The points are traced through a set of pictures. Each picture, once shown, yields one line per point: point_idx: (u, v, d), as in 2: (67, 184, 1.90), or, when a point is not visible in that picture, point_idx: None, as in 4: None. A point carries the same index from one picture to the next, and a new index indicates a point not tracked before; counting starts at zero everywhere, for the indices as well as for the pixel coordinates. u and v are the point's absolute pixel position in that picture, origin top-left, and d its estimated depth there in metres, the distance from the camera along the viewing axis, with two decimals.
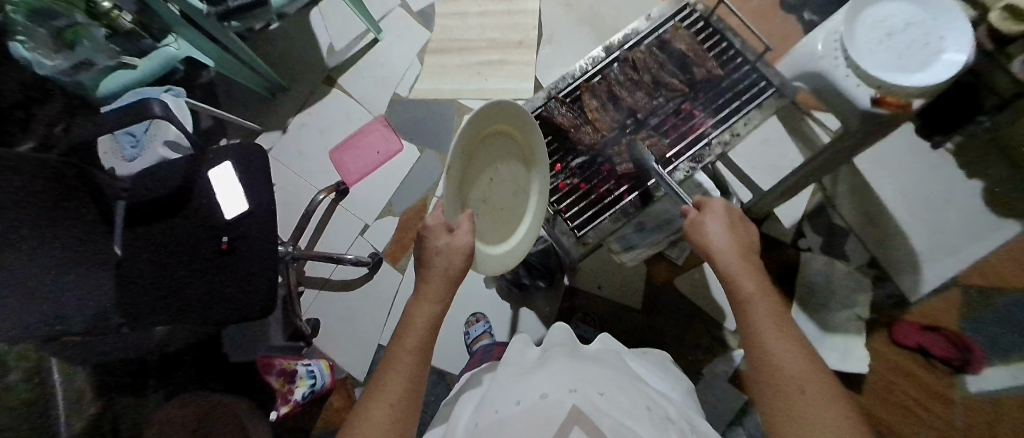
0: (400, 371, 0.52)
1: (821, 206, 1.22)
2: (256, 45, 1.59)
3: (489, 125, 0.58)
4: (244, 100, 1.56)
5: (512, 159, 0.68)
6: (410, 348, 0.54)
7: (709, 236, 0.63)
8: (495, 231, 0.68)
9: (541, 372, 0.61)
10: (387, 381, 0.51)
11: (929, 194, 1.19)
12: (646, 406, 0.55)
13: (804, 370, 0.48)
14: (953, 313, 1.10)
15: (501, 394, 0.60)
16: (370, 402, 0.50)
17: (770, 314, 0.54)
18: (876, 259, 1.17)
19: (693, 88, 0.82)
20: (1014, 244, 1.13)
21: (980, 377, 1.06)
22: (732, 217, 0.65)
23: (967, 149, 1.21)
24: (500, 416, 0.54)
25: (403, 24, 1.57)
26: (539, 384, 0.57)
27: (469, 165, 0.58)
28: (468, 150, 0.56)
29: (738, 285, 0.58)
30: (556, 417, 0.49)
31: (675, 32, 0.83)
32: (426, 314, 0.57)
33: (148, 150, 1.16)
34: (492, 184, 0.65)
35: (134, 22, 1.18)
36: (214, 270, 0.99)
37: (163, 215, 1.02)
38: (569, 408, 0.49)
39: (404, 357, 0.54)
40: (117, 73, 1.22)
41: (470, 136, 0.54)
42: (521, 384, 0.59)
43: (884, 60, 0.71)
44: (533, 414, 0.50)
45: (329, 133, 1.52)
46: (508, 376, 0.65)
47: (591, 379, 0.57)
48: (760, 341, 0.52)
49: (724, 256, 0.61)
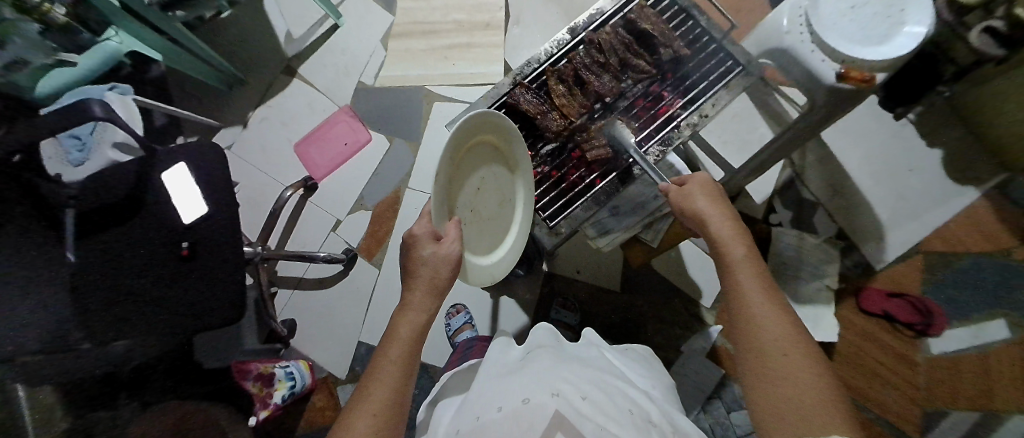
0: (384, 380, 0.50)
1: (790, 181, 1.24)
2: (207, 35, 1.50)
3: (474, 135, 0.59)
4: (199, 95, 1.48)
5: (499, 169, 0.67)
6: (395, 356, 0.53)
7: (695, 206, 0.63)
8: (481, 241, 0.66)
9: (521, 374, 0.61)
10: (371, 390, 0.49)
11: (893, 163, 1.22)
12: (628, 407, 0.56)
13: (782, 335, 0.49)
14: (916, 278, 1.15)
15: (481, 399, 0.59)
16: (354, 412, 0.48)
17: (754, 279, 0.55)
18: (843, 230, 1.21)
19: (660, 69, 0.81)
20: (972, 209, 1.17)
21: (941, 339, 1.10)
22: (716, 190, 0.66)
23: (928, 117, 1.23)
24: (479, 423, 0.53)
25: (365, 7, 1.50)
26: (518, 388, 0.56)
27: (458, 173, 0.59)
28: (455, 158, 0.56)
29: (725, 252, 0.59)
30: (539, 419, 0.50)
31: (640, 10, 0.81)
32: (412, 322, 0.56)
33: (96, 154, 1.08)
34: (479, 195, 0.64)
35: (68, 15, 1.09)
36: (180, 279, 0.95)
37: (116, 221, 0.96)
38: (552, 413, 0.50)
39: (387, 367, 0.52)
40: (53, 73, 1.12)
41: (458, 145, 0.55)
42: (502, 387, 0.59)
43: (847, 34, 0.71)
44: (515, 418, 0.50)
45: (293, 126, 1.46)
46: (489, 379, 0.64)
47: (573, 380, 0.57)
48: (743, 307, 0.53)
49: (711, 223, 0.61)
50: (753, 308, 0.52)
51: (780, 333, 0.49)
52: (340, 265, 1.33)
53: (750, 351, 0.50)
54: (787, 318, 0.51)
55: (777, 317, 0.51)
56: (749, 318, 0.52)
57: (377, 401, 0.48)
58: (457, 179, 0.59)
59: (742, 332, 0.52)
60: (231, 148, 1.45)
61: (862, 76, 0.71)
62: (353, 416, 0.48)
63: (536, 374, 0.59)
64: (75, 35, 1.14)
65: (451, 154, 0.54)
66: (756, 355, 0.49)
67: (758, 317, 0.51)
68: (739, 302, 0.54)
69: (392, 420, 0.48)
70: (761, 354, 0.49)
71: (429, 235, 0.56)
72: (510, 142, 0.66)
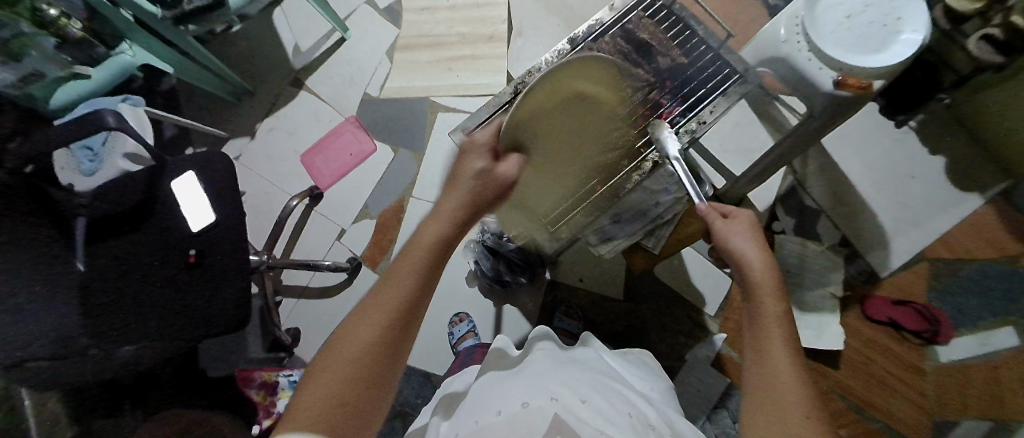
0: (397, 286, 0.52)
1: (792, 189, 1.24)
2: (217, 49, 1.54)
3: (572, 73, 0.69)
4: (208, 107, 1.51)
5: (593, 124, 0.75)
6: (413, 265, 0.54)
7: (738, 247, 0.60)
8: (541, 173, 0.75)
9: (522, 378, 0.60)
10: (386, 294, 0.51)
11: (895, 171, 1.22)
12: (628, 410, 0.56)
13: (808, 409, 0.46)
14: (921, 286, 1.14)
15: (480, 402, 0.59)
16: (364, 315, 0.50)
17: (787, 344, 0.52)
18: (846, 237, 1.20)
19: (660, 77, 0.82)
20: (976, 215, 1.16)
21: (949, 347, 1.09)
22: (760, 235, 0.62)
23: (932, 124, 1.23)
24: (478, 425, 0.53)
25: (370, 20, 1.53)
26: (518, 391, 0.57)
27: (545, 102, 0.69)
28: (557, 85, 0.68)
29: (759, 304, 0.55)
30: (538, 421, 0.49)
31: (639, 21, 0.82)
32: (436, 235, 0.57)
33: (108, 164, 1.10)
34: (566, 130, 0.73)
35: (84, 29, 1.13)
36: (185, 285, 0.96)
37: (126, 230, 0.98)
38: (551, 416, 0.50)
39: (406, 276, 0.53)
40: (69, 85, 1.15)
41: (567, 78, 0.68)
42: (501, 390, 0.59)
43: (844, 42, 0.72)
44: (513, 423, 0.50)
45: (299, 137, 1.48)
46: (488, 382, 0.65)
47: (572, 384, 0.58)
48: (770, 365, 0.50)
49: (755, 274, 0.58)
50: (779, 369, 0.50)
51: (804, 404, 0.46)
52: (344, 273, 1.34)
53: (769, 414, 0.47)
54: (811, 392, 0.48)
55: (802, 385, 0.48)
56: (774, 377, 0.49)
57: (386, 306, 0.50)
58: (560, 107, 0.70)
59: (764, 390, 0.49)
60: (238, 158, 1.48)
61: (858, 84, 0.73)
62: (363, 317, 0.50)
63: (536, 378, 0.59)
64: (89, 48, 1.16)
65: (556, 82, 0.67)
66: (774, 419, 0.46)
67: (784, 380, 0.48)
68: (766, 359, 0.51)
69: (398, 328, 0.51)
70: (786, 430, 0.45)
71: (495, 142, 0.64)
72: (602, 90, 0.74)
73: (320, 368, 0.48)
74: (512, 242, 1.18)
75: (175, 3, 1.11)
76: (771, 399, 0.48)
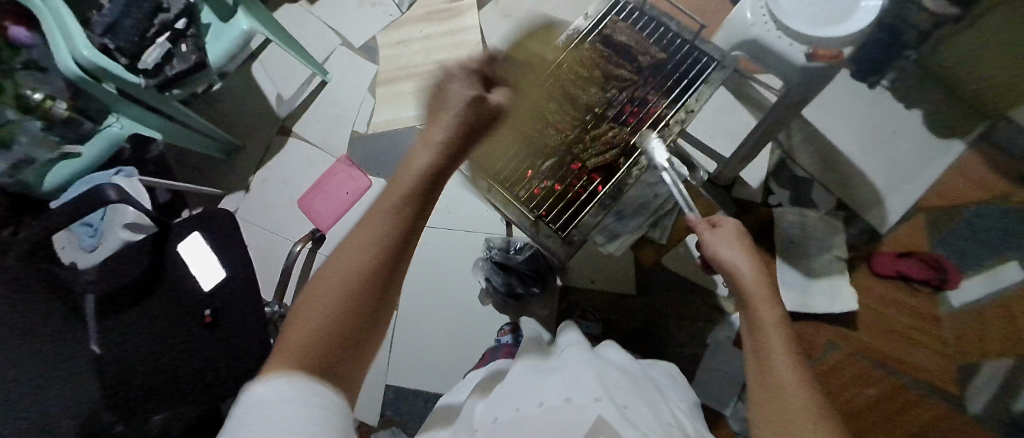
0: (383, 215, 0.45)
1: (781, 162, 1.28)
2: (202, 109, 1.56)
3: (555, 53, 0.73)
4: (201, 167, 1.53)
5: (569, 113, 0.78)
6: (392, 206, 0.46)
7: (729, 255, 0.63)
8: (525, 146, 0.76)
9: (556, 375, 0.64)
10: (377, 214, 0.45)
11: (875, 131, 1.26)
12: (657, 412, 0.60)
13: (817, 417, 0.44)
14: (922, 237, 1.17)
15: (517, 393, 0.62)
16: (348, 247, 0.44)
17: (792, 354, 0.51)
18: (841, 201, 1.23)
19: (644, 75, 0.85)
20: (962, 161, 1.20)
21: (960, 291, 1.08)
22: (746, 242, 0.66)
23: (904, 81, 1.27)
24: (518, 414, 0.58)
25: (349, 61, 1.57)
26: (559, 387, 0.59)
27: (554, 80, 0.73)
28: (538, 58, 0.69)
29: (756, 312, 0.57)
30: (579, 421, 0.53)
31: (614, 25, 0.86)
32: (426, 160, 0.50)
33: (109, 237, 1.08)
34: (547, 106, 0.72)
35: (71, 108, 1.12)
36: (207, 347, 0.97)
37: (140, 296, 0.98)
38: (595, 418, 0.53)
39: (389, 200, 0.46)
40: (63, 165, 1.16)
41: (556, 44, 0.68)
42: (535, 385, 0.63)
43: (807, 17, 0.76)
44: (557, 418, 0.55)
45: (294, 183, 1.50)
46: (522, 376, 0.67)
47: (611, 385, 0.60)
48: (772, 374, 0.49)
49: (750, 285, 0.60)
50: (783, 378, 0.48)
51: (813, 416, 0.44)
52: None
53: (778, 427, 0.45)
54: (822, 403, 0.46)
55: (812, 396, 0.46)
56: (779, 387, 0.48)
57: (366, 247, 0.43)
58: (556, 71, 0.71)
59: (769, 403, 0.48)
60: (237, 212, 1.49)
61: (830, 53, 0.76)
62: (342, 255, 0.43)
63: (570, 376, 0.62)
64: (76, 125, 1.14)
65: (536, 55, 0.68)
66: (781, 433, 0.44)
67: (790, 390, 0.47)
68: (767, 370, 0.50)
69: (385, 273, 0.44)
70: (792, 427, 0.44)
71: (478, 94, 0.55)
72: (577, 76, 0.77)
73: (295, 316, 0.41)
74: (519, 253, 1.22)
75: (157, 72, 1.16)
76: (777, 411, 0.46)
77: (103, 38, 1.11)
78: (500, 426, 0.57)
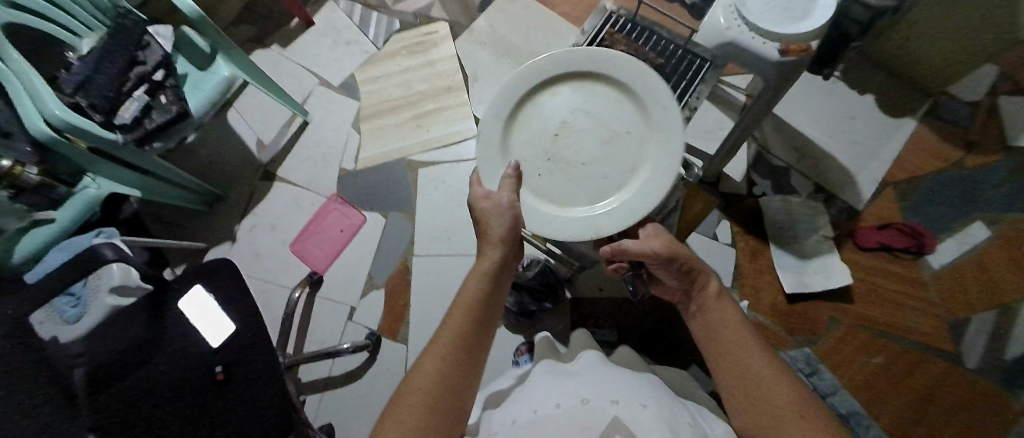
0: (454, 322, 0.59)
1: (758, 154, 1.36)
2: (177, 162, 1.50)
3: (564, 98, 0.69)
4: (180, 222, 1.46)
5: (572, 162, 0.68)
6: (460, 320, 0.59)
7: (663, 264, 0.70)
8: (556, 194, 0.68)
9: (570, 378, 0.61)
10: (449, 323, 0.59)
11: (837, 117, 1.38)
12: (677, 413, 0.53)
13: (798, 409, 0.52)
14: (894, 208, 1.27)
15: (536, 395, 0.59)
16: (428, 353, 0.56)
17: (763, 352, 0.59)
18: (819, 184, 1.32)
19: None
20: (915, 136, 1.32)
21: (936, 254, 1.20)
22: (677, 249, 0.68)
23: (853, 72, 1.40)
24: (537, 415, 0.54)
25: (328, 99, 1.57)
26: (576, 389, 0.57)
27: (556, 122, 0.69)
28: (570, 87, 0.70)
29: (723, 318, 0.64)
30: (596, 421, 0.50)
31: (612, 37, 0.94)
32: (489, 264, 0.65)
33: (93, 304, 0.99)
34: (590, 169, 0.67)
35: (41, 173, 1.06)
36: (212, 406, 0.90)
37: (134, 367, 0.90)
38: (612, 419, 0.50)
39: (462, 300, 0.61)
40: (34, 233, 1.05)
41: (542, 62, 0.69)
42: (554, 388, 0.59)
43: (775, 17, 0.84)
44: (573, 418, 0.51)
45: (283, 228, 1.45)
46: (546, 375, 0.64)
47: (636, 388, 0.56)
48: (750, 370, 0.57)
49: (714, 299, 0.67)
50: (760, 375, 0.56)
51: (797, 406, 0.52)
52: (364, 352, 1.29)
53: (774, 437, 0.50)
54: (799, 396, 0.53)
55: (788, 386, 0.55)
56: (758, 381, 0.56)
57: (446, 350, 0.56)
58: (523, 108, 0.70)
59: (747, 399, 0.56)
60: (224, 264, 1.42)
61: (800, 47, 0.83)
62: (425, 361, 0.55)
63: (589, 380, 0.59)
64: (49, 190, 1.08)
65: (564, 90, 0.70)
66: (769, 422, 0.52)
67: (772, 386, 0.55)
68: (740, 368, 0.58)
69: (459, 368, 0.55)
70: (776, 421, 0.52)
71: (510, 183, 0.65)
72: (594, 102, 0.69)
73: (388, 418, 0.50)
74: (527, 270, 1.24)
75: (134, 126, 1.11)
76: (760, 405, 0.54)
77: (72, 97, 1.06)
78: (518, 428, 0.53)
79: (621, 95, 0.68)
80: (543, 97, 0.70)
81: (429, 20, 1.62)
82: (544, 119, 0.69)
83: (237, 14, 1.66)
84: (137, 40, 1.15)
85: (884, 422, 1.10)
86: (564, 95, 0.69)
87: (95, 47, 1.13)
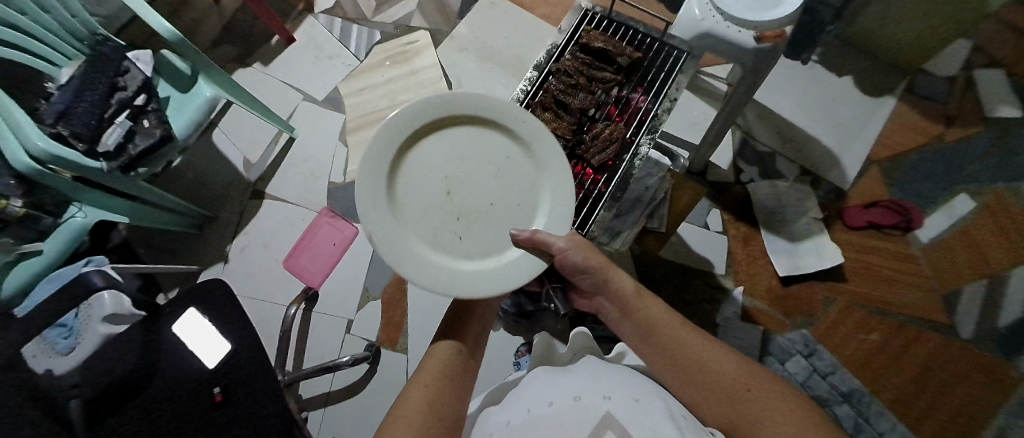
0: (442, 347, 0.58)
1: (743, 141, 1.38)
2: (164, 186, 1.49)
3: (433, 148, 0.63)
4: (171, 246, 1.45)
5: (476, 209, 0.63)
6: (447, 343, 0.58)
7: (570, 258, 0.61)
8: (470, 248, 0.62)
9: (568, 378, 0.58)
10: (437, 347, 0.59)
11: (817, 101, 1.39)
12: (672, 406, 0.52)
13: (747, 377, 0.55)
14: (880, 186, 1.29)
15: (531, 394, 0.58)
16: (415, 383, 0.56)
17: (718, 350, 0.59)
18: (805, 167, 1.34)
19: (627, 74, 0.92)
20: (895, 114, 1.34)
21: (925, 229, 1.21)
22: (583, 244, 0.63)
23: (830, 55, 1.42)
24: (530, 416, 0.53)
25: (313, 114, 1.57)
26: (569, 386, 0.55)
27: (438, 174, 0.62)
28: (437, 136, 0.63)
29: (643, 312, 0.63)
30: (587, 418, 0.49)
31: (589, 34, 0.92)
32: None
33: (87, 335, 1.00)
34: (493, 214, 0.63)
35: (27, 204, 1.05)
36: (212, 429, 0.90)
37: (130, 394, 0.89)
38: (602, 414, 0.49)
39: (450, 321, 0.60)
40: (23, 267, 1.04)
41: (397, 118, 0.60)
42: (549, 386, 0.57)
43: (747, 6, 0.86)
44: (564, 416, 0.50)
45: (276, 246, 1.44)
46: (541, 374, 0.63)
47: (631, 383, 0.55)
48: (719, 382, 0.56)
49: (628, 290, 0.65)
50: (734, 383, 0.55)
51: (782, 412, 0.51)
52: (365, 364, 1.28)
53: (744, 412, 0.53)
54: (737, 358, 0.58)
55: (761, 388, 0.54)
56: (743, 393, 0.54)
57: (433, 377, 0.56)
58: (399, 167, 0.61)
59: (700, 381, 0.57)
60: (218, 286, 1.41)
61: (774, 34, 0.86)
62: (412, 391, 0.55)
63: (585, 378, 0.58)
64: (34, 222, 1.06)
65: (428, 140, 0.63)
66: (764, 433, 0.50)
67: (718, 364, 0.57)
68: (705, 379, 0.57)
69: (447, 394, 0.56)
70: (733, 395, 0.54)
71: None
72: (465, 143, 0.63)
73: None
74: None
75: (119, 153, 1.09)
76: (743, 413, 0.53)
77: (54, 126, 1.07)
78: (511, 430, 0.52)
79: (485, 130, 0.64)
80: (414, 153, 0.63)
81: (410, 30, 1.63)
82: (426, 176, 0.62)
83: (217, 35, 1.66)
84: (118, 65, 1.15)
85: (885, 397, 1.11)
86: (434, 148, 0.63)
87: (75, 75, 1.13)
